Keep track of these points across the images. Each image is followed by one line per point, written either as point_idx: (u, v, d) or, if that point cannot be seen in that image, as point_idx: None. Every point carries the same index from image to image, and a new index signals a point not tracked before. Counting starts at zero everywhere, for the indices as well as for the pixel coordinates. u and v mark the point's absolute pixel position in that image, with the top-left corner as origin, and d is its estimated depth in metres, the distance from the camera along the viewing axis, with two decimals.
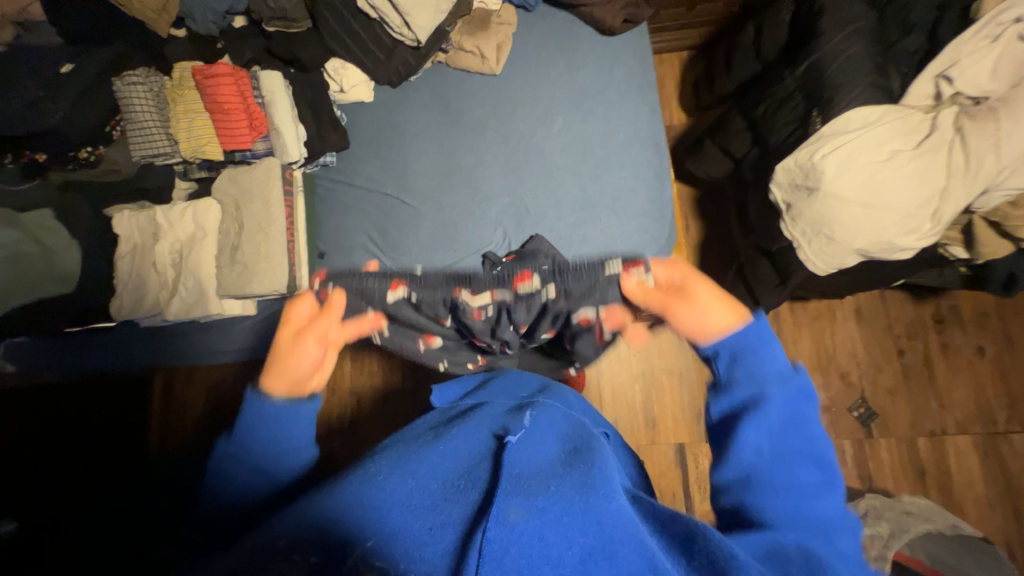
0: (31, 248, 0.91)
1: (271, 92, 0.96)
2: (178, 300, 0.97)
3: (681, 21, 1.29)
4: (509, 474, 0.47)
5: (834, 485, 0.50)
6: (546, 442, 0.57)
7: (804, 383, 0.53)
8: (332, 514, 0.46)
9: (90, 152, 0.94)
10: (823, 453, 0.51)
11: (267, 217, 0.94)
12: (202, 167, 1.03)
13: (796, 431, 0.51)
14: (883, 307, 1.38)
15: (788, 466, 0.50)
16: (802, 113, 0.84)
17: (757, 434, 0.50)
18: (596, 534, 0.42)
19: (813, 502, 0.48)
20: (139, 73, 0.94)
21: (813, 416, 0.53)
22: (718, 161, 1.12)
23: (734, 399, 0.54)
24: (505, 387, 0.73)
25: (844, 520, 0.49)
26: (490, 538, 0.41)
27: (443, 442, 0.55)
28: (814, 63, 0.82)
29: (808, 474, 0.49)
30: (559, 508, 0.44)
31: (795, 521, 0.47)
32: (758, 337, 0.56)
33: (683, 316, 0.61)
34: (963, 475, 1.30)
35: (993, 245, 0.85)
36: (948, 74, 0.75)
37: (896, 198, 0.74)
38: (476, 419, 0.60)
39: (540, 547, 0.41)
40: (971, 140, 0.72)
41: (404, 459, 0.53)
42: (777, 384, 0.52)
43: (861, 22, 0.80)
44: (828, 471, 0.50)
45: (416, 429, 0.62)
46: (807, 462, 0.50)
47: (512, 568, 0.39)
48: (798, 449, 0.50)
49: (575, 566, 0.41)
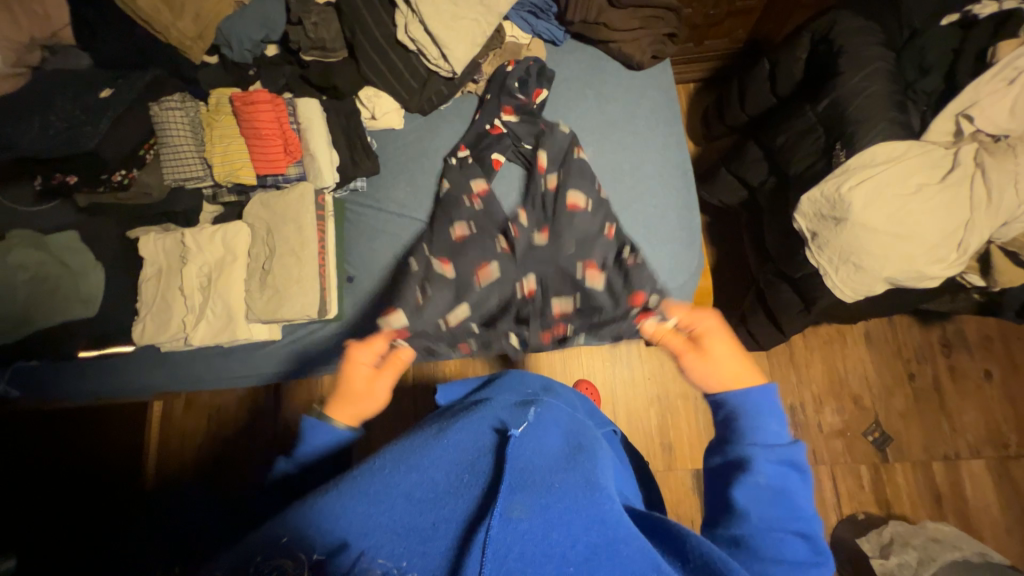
0: (57, 269, 0.96)
1: (309, 120, 0.98)
2: (205, 326, 0.95)
3: (690, 56, 1.37)
4: (514, 475, 0.50)
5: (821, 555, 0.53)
6: (549, 435, 0.59)
7: (799, 458, 0.56)
8: (343, 511, 0.49)
9: (123, 175, 0.96)
10: (809, 527, 0.54)
11: (300, 240, 0.94)
12: (233, 191, 1.02)
13: (783, 501, 0.53)
14: (891, 332, 1.40)
15: (776, 539, 0.52)
16: (823, 146, 0.89)
17: (744, 496, 0.54)
18: (598, 532, 0.47)
19: (794, 574, 0.50)
20: (177, 99, 0.99)
21: (802, 491, 0.55)
22: (732, 189, 1.18)
23: (729, 461, 0.57)
24: (510, 381, 0.74)
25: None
26: (495, 536, 0.44)
27: (446, 435, 0.57)
28: (834, 101, 0.86)
29: (795, 547, 0.52)
30: (561, 506, 0.48)
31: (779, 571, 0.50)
32: (757, 406, 0.58)
33: (699, 372, 0.64)
34: (979, 500, 1.31)
35: (1011, 274, 0.87)
36: (969, 113, 0.78)
37: (924, 229, 0.77)
38: (477, 410, 0.61)
39: (543, 545, 0.45)
40: (992, 175, 0.76)
41: (409, 455, 0.55)
42: (767, 450, 0.56)
43: (880, 62, 0.84)
44: (812, 545, 0.53)
45: (421, 426, 0.63)
46: (792, 535, 0.52)
47: (515, 565, 0.43)
48: (788, 522, 0.53)
49: (578, 564, 0.45)
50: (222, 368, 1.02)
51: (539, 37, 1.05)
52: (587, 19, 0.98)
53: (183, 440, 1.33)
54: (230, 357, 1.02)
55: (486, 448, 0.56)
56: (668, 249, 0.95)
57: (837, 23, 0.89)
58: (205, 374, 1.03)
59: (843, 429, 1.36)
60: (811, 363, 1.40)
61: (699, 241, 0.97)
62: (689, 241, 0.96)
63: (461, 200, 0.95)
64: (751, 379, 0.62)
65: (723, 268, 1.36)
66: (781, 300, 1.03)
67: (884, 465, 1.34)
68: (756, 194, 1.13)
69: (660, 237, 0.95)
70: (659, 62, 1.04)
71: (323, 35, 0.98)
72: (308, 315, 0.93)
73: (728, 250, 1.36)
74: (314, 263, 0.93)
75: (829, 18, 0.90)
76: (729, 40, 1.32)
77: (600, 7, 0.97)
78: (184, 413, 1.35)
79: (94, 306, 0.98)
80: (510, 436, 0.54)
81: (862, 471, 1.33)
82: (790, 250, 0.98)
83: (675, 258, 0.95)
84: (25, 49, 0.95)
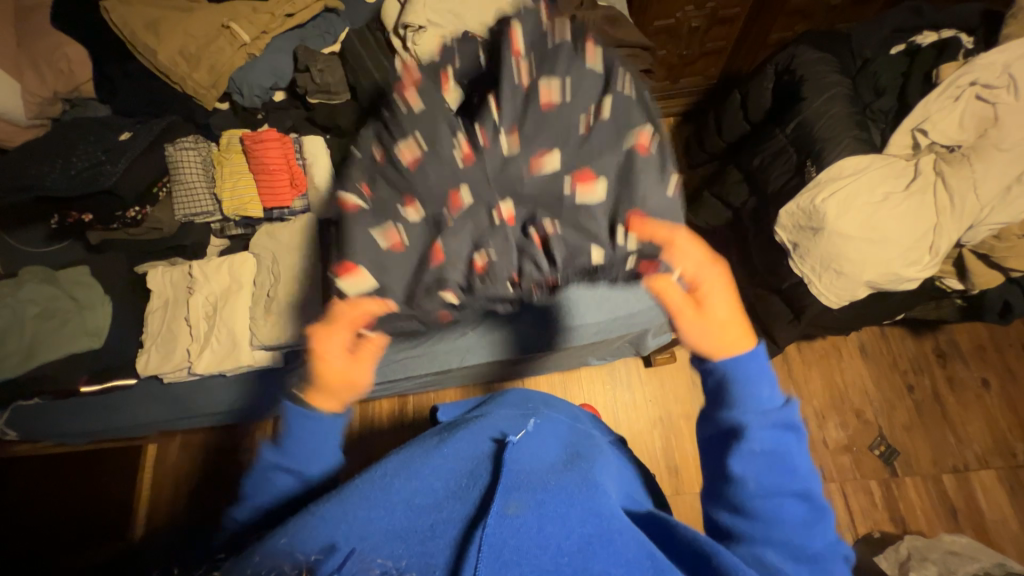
0: (67, 304, 0.99)
1: (315, 157, 1.05)
2: (209, 353, 0.97)
3: (668, 91, 1.47)
4: (510, 475, 0.46)
5: (822, 516, 0.49)
6: (549, 445, 0.55)
7: (794, 417, 0.51)
8: (334, 517, 0.45)
9: (137, 212, 1.01)
10: (811, 485, 0.50)
11: (303, 268, 0.98)
12: (240, 224, 1.08)
13: (782, 466, 0.49)
14: (885, 344, 1.42)
15: (778, 503, 0.48)
16: (795, 164, 0.96)
17: (741, 468, 0.49)
18: (595, 524, 0.43)
19: (801, 538, 0.47)
20: (190, 141, 1.05)
21: (799, 448, 0.51)
22: (717, 211, 1.25)
23: (722, 431, 0.52)
24: (512, 395, 0.67)
25: (831, 554, 0.48)
26: (490, 533, 0.40)
27: (445, 444, 0.53)
28: (801, 123, 0.94)
29: (797, 509, 0.48)
30: (557, 501, 0.45)
31: (778, 543, 0.47)
32: (751, 370, 0.51)
33: (684, 324, 0.53)
34: (994, 513, 1.28)
35: (986, 276, 0.91)
36: (922, 128, 0.85)
37: (895, 234, 0.82)
38: (477, 421, 0.58)
39: (538, 538, 0.41)
40: (952, 182, 0.82)
41: (412, 460, 0.51)
42: (759, 415, 0.50)
43: (838, 88, 0.92)
44: (817, 504, 0.49)
45: (420, 437, 0.59)
46: (791, 496, 0.48)
47: (511, 559, 0.39)
48: (787, 484, 0.49)
49: (574, 555, 0.41)
50: (220, 399, 1.03)
51: None
52: None
53: (177, 482, 1.31)
54: (231, 386, 1.03)
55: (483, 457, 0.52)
56: None
57: (796, 56, 0.98)
58: (209, 407, 1.04)
59: (848, 444, 1.35)
60: (810, 379, 1.41)
61: None
62: None
63: None
64: (742, 342, 0.52)
65: None
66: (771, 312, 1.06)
67: (894, 480, 1.32)
68: (739, 215, 1.19)
69: None
70: None
71: (328, 80, 1.06)
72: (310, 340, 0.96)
73: None
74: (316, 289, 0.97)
75: (788, 52, 1.00)
76: (703, 77, 1.44)
77: None
78: (178, 457, 1.33)
79: (101, 338, 1.00)
80: (508, 441, 0.50)
81: (872, 487, 1.31)
82: (774, 263, 1.03)
83: None
84: (47, 102, 1.04)
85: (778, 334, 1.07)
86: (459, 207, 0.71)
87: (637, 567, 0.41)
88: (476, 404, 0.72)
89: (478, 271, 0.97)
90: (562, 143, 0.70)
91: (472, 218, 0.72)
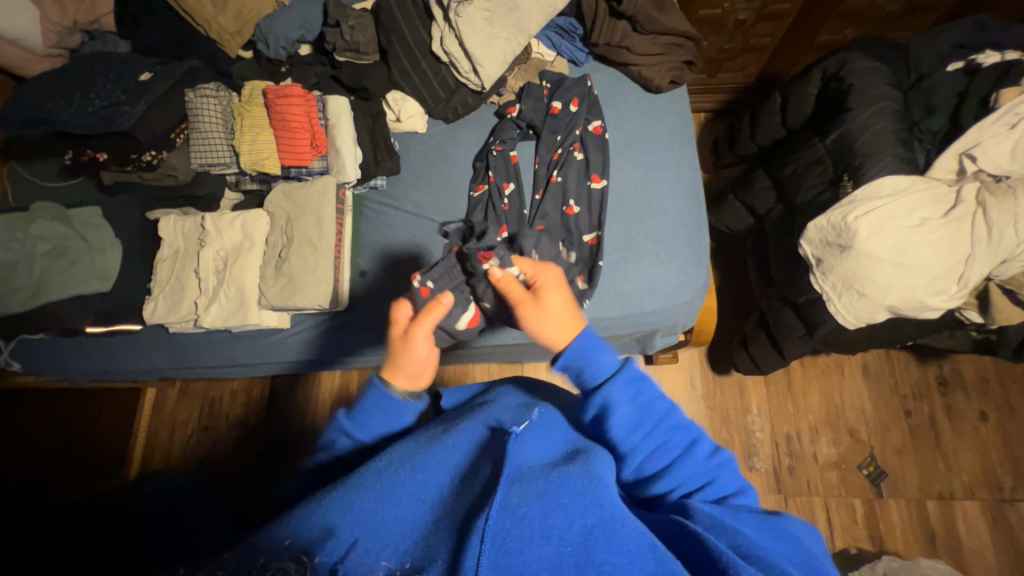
0: (77, 244, 0.98)
1: (337, 116, 1.02)
2: (216, 308, 0.97)
3: (704, 86, 1.43)
4: (511, 467, 0.46)
5: (698, 435, 0.53)
6: (551, 438, 0.54)
7: (637, 369, 0.52)
8: (341, 507, 0.45)
9: (153, 156, 0.99)
10: (677, 416, 0.53)
11: (318, 232, 0.96)
12: (256, 179, 1.06)
13: (650, 415, 0.51)
14: (889, 366, 1.42)
15: (662, 455, 0.51)
16: (830, 176, 0.93)
17: (622, 438, 0.51)
18: (597, 515, 0.42)
19: (691, 470, 0.51)
20: (212, 88, 1.02)
21: (656, 394, 0.52)
22: (740, 215, 1.22)
23: (593, 411, 0.52)
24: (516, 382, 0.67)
25: (720, 457, 0.53)
26: (493, 523, 0.41)
27: (447, 435, 0.52)
28: (843, 133, 0.90)
29: (677, 443, 0.52)
30: (560, 491, 0.44)
31: (689, 488, 0.51)
32: (593, 342, 0.52)
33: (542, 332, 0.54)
34: (973, 542, 1.30)
35: (1008, 311, 0.89)
36: (972, 153, 0.83)
37: (926, 260, 0.80)
38: (480, 411, 0.57)
39: (541, 528, 0.41)
40: (993, 214, 0.79)
41: (414, 451, 0.50)
42: (615, 381, 0.51)
43: (887, 102, 0.88)
44: (688, 429, 0.53)
45: (423, 425, 0.58)
46: (673, 440, 0.51)
47: (514, 548, 0.40)
48: (659, 431, 0.51)
49: (576, 545, 0.41)
50: (225, 354, 1.04)
51: (561, 56, 1.11)
52: (610, 42, 1.05)
53: (172, 431, 1.33)
54: (236, 343, 1.04)
55: (486, 447, 0.51)
56: (676, 265, 0.97)
57: (847, 63, 0.93)
58: (212, 361, 1.05)
59: (838, 461, 1.36)
60: (808, 393, 1.41)
61: (708, 260, 0.98)
62: (697, 259, 0.97)
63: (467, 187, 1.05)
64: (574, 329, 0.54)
65: (726, 292, 1.39)
66: (783, 325, 1.05)
67: (878, 500, 1.33)
68: (762, 222, 1.17)
69: (669, 253, 0.97)
70: (677, 88, 1.09)
71: (358, 39, 1.02)
72: (319, 305, 0.95)
73: (733, 275, 1.39)
74: (330, 254, 0.96)
75: (839, 57, 0.95)
76: (742, 74, 1.38)
77: (624, 32, 1.04)
78: (175, 407, 1.36)
79: (110, 281, 0.99)
80: (511, 431, 0.50)
81: (855, 505, 1.33)
82: (793, 276, 1.01)
83: (684, 273, 0.96)
84: (66, 32, 1.00)
85: (787, 347, 1.06)
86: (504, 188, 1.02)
87: (639, 559, 0.40)
88: (477, 391, 0.72)
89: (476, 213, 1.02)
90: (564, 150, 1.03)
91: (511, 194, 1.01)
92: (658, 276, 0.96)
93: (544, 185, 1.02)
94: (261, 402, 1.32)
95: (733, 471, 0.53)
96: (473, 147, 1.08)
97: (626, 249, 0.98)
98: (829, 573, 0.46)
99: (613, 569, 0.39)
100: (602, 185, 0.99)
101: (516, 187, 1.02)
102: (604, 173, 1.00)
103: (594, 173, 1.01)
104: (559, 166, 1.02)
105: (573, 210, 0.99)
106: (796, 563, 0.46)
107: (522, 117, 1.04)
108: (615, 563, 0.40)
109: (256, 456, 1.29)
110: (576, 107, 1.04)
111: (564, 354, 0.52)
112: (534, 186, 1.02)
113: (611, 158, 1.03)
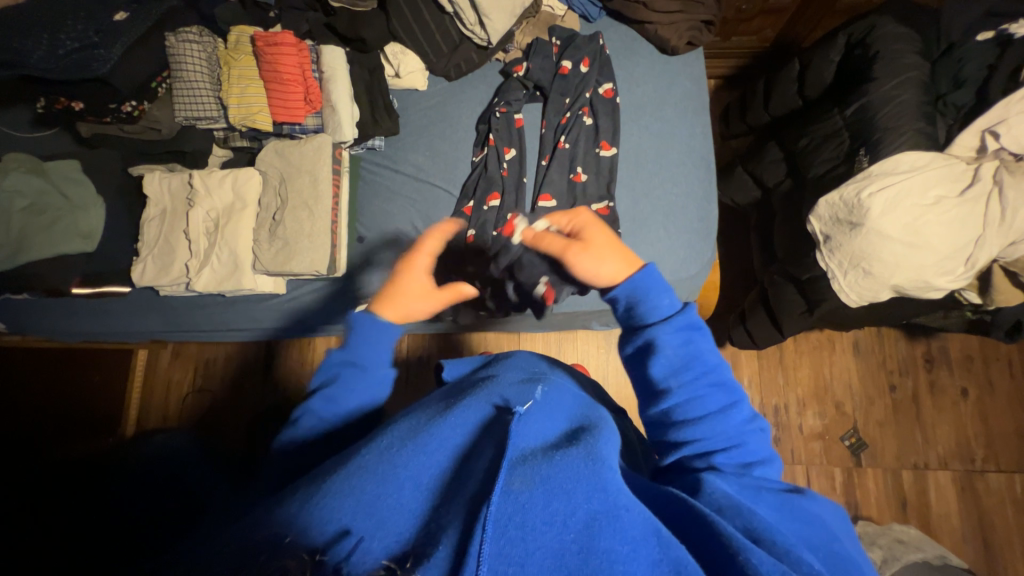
0: (57, 200, 0.93)
1: (332, 69, 0.96)
2: (208, 272, 0.94)
3: (716, 49, 1.36)
4: (514, 451, 0.46)
5: (739, 398, 0.55)
6: (553, 419, 0.53)
7: (693, 318, 0.57)
8: (340, 494, 0.44)
9: (133, 107, 0.92)
10: (722, 374, 0.55)
11: (313, 194, 0.92)
12: (246, 136, 1.00)
13: (695, 364, 0.55)
14: (879, 343, 1.44)
15: (696, 400, 0.54)
16: (846, 151, 0.90)
17: (659, 371, 0.55)
18: (601, 500, 0.42)
19: (722, 423, 0.53)
20: (194, 31, 0.94)
21: (710, 345, 0.57)
22: (746, 188, 1.19)
23: (639, 346, 0.57)
24: (518, 357, 0.66)
25: (754, 425, 0.55)
26: (495, 510, 0.40)
27: (450, 413, 0.52)
28: (865, 105, 0.86)
29: (716, 400, 0.54)
30: (563, 477, 0.44)
31: (719, 447, 0.52)
32: (652, 282, 0.58)
33: (585, 270, 0.62)
34: (941, 509, 1.37)
35: (1008, 293, 0.89)
36: (995, 130, 0.80)
37: (937, 241, 0.79)
38: (481, 387, 0.56)
39: (543, 514, 0.41)
40: (1010, 193, 0.77)
41: (416, 432, 0.50)
42: (670, 321, 0.56)
43: (914, 72, 0.84)
44: (731, 390, 0.55)
45: (425, 401, 0.58)
46: (711, 388, 0.54)
47: (516, 534, 0.40)
48: (700, 378, 0.54)
49: (578, 532, 0.41)
50: (221, 318, 1.03)
51: (573, 10, 1.03)
52: None
53: (168, 392, 1.33)
54: (231, 308, 1.02)
55: (486, 427, 0.51)
56: (682, 238, 0.94)
57: (874, 28, 0.89)
58: (203, 324, 1.05)
59: (822, 432, 1.41)
60: (799, 367, 1.44)
61: (714, 235, 0.96)
62: (703, 234, 0.95)
63: (471, 150, 1.01)
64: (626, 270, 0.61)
65: (727, 266, 1.38)
66: (784, 302, 1.04)
67: (857, 469, 1.39)
68: (769, 195, 1.14)
69: (676, 226, 0.94)
70: (694, 50, 1.03)
71: None
72: (316, 272, 0.92)
73: (734, 249, 1.38)
74: (327, 219, 0.92)
75: (868, 21, 0.90)
76: (758, 38, 1.32)
77: None
78: (169, 368, 1.35)
79: (94, 241, 0.96)
80: (514, 413, 0.49)
81: (835, 473, 1.39)
82: (797, 252, 1.00)
83: (690, 248, 0.94)
84: None
85: (786, 324, 1.06)
86: (505, 154, 0.97)
87: (644, 546, 0.40)
88: (482, 364, 0.72)
89: (479, 179, 0.97)
90: (573, 113, 0.97)
91: (513, 159, 0.97)
92: (662, 247, 0.94)
93: (556, 155, 0.95)
94: (255, 367, 1.32)
95: (761, 447, 0.54)
96: (478, 108, 1.03)
97: (630, 221, 0.95)
98: (853, 563, 0.45)
99: (615, 556, 0.39)
100: (611, 153, 0.95)
101: (518, 153, 0.98)
102: (614, 141, 0.96)
103: (605, 139, 0.97)
104: (566, 131, 0.97)
105: (583, 180, 0.95)
106: (815, 549, 0.45)
107: (530, 76, 0.98)
108: (619, 550, 0.40)
109: (251, 417, 1.30)
110: (587, 68, 0.98)
111: (621, 287, 0.59)
112: (540, 152, 0.98)
113: (621, 124, 0.99)
